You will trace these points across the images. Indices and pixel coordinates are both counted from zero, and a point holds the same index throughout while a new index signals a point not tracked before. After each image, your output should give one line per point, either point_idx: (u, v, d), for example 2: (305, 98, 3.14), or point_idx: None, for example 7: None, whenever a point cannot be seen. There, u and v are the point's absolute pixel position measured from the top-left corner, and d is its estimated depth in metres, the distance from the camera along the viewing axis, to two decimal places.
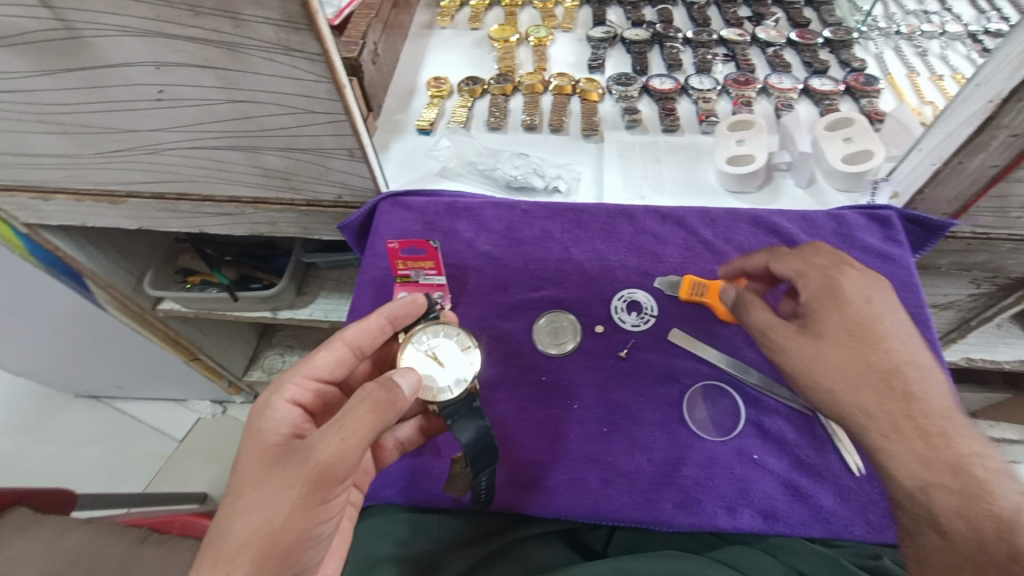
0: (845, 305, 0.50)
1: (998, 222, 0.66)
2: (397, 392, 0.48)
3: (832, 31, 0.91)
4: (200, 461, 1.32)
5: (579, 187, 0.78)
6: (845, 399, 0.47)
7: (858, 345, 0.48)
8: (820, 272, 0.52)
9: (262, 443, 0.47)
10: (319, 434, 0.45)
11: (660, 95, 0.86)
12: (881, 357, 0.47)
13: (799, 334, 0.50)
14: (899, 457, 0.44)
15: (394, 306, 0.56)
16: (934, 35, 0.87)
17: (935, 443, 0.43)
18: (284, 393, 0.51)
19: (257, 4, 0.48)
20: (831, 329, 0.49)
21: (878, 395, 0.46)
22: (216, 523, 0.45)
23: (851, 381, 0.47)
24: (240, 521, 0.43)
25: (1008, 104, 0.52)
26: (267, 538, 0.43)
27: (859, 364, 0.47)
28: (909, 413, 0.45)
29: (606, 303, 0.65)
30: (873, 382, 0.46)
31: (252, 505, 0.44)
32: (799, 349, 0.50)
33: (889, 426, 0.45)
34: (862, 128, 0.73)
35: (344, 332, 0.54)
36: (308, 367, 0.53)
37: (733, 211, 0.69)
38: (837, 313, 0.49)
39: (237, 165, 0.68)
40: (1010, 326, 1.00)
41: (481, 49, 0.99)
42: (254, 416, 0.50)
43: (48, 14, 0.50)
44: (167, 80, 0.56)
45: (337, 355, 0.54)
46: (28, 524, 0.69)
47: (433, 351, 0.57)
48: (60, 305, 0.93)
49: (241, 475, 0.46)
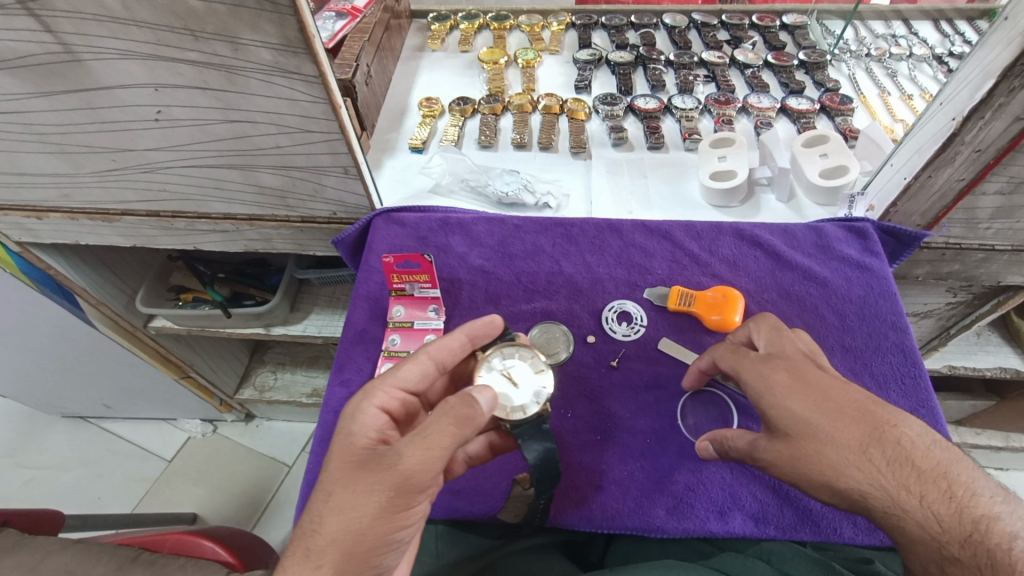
0: (788, 388, 0.47)
1: (969, 233, 0.69)
2: (478, 409, 0.48)
3: (806, 53, 0.96)
4: (186, 484, 1.28)
5: (568, 202, 0.80)
6: (841, 487, 0.43)
7: (822, 428, 0.45)
8: (752, 365, 0.51)
9: (349, 444, 0.47)
10: (407, 443, 0.45)
11: (644, 113, 0.89)
12: (849, 425, 0.44)
13: (771, 449, 0.48)
14: (910, 530, 0.41)
15: (476, 325, 0.56)
16: (902, 58, 0.95)
17: (945, 507, 0.40)
18: (372, 399, 0.50)
19: (256, 29, 0.50)
20: (791, 427, 0.46)
21: (868, 473, 0.42)
22: (303, 518, 0.45)
23: (836, 465, 0.43)
24: (329, 521, 0.44)
25: (969, 122, 0.55)
26: (354, 538, 0.43)
27: (831, 445, 0.44)
28: (906, 479, 0.41)
29: (596, 314, 0.67)
30: (853, 450, 0.43)
31: (341, 505, 0.44)
32: (778, 466, 0.47)
33: (894, 502, 0.41)
34: (836, 145, 0.77)
35: (429, 347, 0.54)
36: (393, 377, 0.52)
37: (717, 225, 0.72)
38: (784, 399, 0.47)
39: (232, 183, 0.69)
40: (989, 335, 1.03)
41: (471, 70, 1.02)
42: (343, 416, 0.50)
43: (50, 38, 0.52)
44: (165, 101, 0.58)
45: (422, 368, 0.53)
46: (16, 545, 0.65)
47: (511, 372, 0.57)
48: (51, 323, 0.93)
49: (327, 475, 0.46)
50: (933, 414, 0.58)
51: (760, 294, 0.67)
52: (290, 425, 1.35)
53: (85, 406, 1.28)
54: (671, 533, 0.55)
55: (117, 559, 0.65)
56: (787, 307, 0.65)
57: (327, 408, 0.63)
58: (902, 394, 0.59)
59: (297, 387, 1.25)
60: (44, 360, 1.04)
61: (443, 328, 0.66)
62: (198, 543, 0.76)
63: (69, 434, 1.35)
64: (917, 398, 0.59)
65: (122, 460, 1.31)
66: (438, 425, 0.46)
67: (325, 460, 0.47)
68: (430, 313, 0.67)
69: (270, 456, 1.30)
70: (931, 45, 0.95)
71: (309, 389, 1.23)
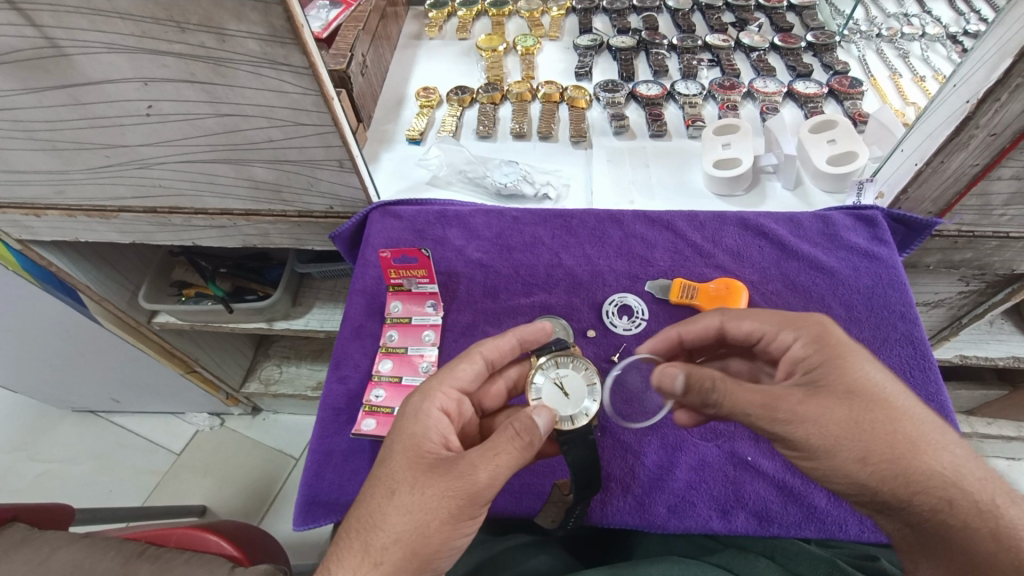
0: (857, 356, 0.48)
1: (983, 220, 0.67)
2: (538, 432, 0.46)
3: (814, 35, 0.93)
4: (194, 476, 1.29)
5: (568, 193, 0.79)
6: (916, 471, 0.43)
7: (898, 409, 0.45)
8: (808, 324, 0.51)
9: (415, 445, 0.47)
10: (476, 452, 0.45)
11: (646, 100, 0.86)
12: (911, 408, 0.46)
13: (812, 399, 0.45)
14: (990, 530, 0.42)
15: (527, 329, 0.55)
16: (914, 38, 0.92)
17: (987, 505, 0.43)
18: (434, 401, 0.50)
19: (241, 20, 0.49)
20: (855, 389, 0.46)
21: (947, 464, 0.44)
22: (364, 512, 0.45)
23: (915, 449, 0.44)
24: (393, 519, 0.43)
25: (984, 104, 0.53)
26: (417, 540, 0.43)
27: (907, 426, 0.45)
28: (979, 477, 0.44)
29: (597, 307, 0.66)
30: (915, 430, 0.45)
31: (407, 506, 0.44)
32: (820, 419, 0.45)
33: (969, 497, 0.43)
34: (844, 131, 0.74)
35: (482, 346, 0.53)
36: (451, 378, 0.52)
37: (721, 214, 0.70)
38: (856, 365, 0.47)
39: (226, 178, 0.68)
40: (1003, 323, 1.00)
41: (470, 59, 1.00)
42: (407, 415, 0.49)
43: (35, 32, 0.51)
44: (155, 95, 0.57)
45: (476, 368, 0.53)
46: (24, 541, 0.65)
47: (564, 383, 0.56)
48: (55, 319, 0.93)
49: (392, 472, 0.46)
50: (942, 409, 0.57)
51: (764, 285, 0.65)
52: (296, 418, 1.35)
53: (93, 400, 1.29)
54: (673, 530, 0.54)
55: (123, 552, 0.64)
56: (793, 299, 0.64)
57: (326, 404, 0.62)
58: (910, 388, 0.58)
59: (301, 380, 1.25)
60: (50, 355, 1.05)
61: (442, 323, 0.66)
62: (203, 537, 0.75)
63: (79, 429, 1.37)
64: (925, 391, 0.57)
65: (131, 454, 1.32)
66: (506, 436, 0.46)
67: (388, 458, 0.47)
68: (428, 308, 0.66)
69: (276, 449, 1.31)
70: (945, 24, 0.92)
71: (314, 382, 1.23)
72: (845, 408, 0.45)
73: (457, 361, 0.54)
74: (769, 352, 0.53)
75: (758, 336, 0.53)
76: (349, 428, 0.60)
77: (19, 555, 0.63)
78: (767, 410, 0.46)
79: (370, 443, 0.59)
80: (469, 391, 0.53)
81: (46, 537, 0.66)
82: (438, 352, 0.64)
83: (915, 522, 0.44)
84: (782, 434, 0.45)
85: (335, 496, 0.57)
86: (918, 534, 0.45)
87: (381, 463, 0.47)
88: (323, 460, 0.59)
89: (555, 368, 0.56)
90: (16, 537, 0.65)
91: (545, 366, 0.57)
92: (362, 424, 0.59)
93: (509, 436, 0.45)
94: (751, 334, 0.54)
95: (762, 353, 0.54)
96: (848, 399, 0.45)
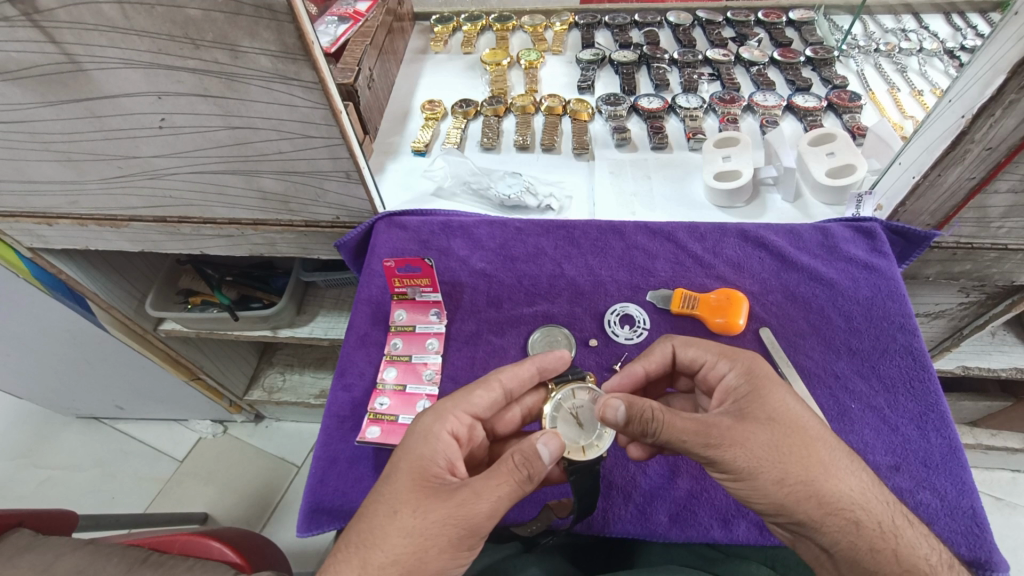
0: (780, 384, 0.51)
1: (981, 232, 0.68)
2: (538, 464, 0.46)
3: (813, 50, 0.94)
4: (197, 483, 1.29)
5: (571, 204, 0.80)
6: (831, 494, 0.46)
7: (815, 436, 0.48)
8: (738, 353, 0.54)
9: (420, 466, 0.48)
10: (479, 480, 0.45)
11: (648, 113, 0.88)
12: (828, 435, 0.48)
13: (739, 425, 0.47)
14: (892, 550, 0.45)
15: (548, 358, 0.55)
16: (912, 53, 0.93)
17: (888, 526, 0.46)
18: (446, 424, 0.50)
19: (254, 37, 0.51)
20: (776, 416, 0.48)
21: (856, 487, 0.46)
22: (364, 527, 0.45)
23: (830, 472, 0.46)
24: (393, 540, 0.44)
25: (978, 120, 0.54)
26: (415, 563, 0.44)
27: (824, 452, 0.47)
28: (881, 501, 0.47)
29: (599, 317, 0.67)
30: (831, 454, 0.47)
31: (408, 528, 0.44)
32: (748, 444, 0.46)
33: (875, 520, 0.46)
34: (843, 144, 0.76)
35: (502, 375, 0.54)
36: (465, 403, 0.52)
37: (721, 226, 0.71)
38: (779, 394, 0.50)
39: (235, 188, 0.70)
40: (1004, 334, 1.00)
41: (474, 72, 1.02)
42: (416, 435, 0.50)
43: (54, 49, 0.52)
44: (168, 109, 0.58)
45: (493, 396, 0.53)
46: (31, 545, 0.65)
47: (580, 414, 0.55)
48: (63, 326, 0.94)
49: (395, 491, 0.47)
50: (942, 419, 0.57)
51: (765, 296, 0.66)
52: (300, 426, 1.36)
53: (98, 407, 1.30)
54: (674, 540, 0.55)
55: (128, 558, 0.64)
56: (793, 310, 0.65)
57: (331, 411, 0.63)
58: (911, 398, 0.58)
59: (305, 388, 1.25)
60: (57, 362, 1.06)
61: (447, 332, 0.66)
62: (206, 544, 0.75)
63: (83, 435, 1.38)
64: (926, 401, 0.58)
65: (134, 461, 1.33)
66: (509, 468, 0.46)
67: (393, 476, 0.48)
68: (432, 317, 0.67)
69: (278, 457, 1.31)
70: (942, 39, 0.93)
71: (316, 391, 1.24)
72: (768, 435, 0.47)
73: (474, 385, 0.54)
74: (708, 381, 0.56)
75: (699, 364, 0.56)
76: (354, 436, 0.61)
77: (25, 561, 0.64)
78: (701, 436, 0.47)
79: (375, 449, 0.60)
80: (482, 416, 0.54)
81: (52, 542, 0.67)
82: (443, 361, 0.65)
83: (828, 545, 0.46)
84: (713, 458, 0.47)
85: (340, 503, 0.57)
86: (830, 556, 0.47)
87: (385, 481, 0.48)
88: (328, 467, 0.59)
89: (571, 399, 0.56)
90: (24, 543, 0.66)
91: (562, 399, 0.56)
92: (367, 430, 0.60)
93: (512, 468, 0.46)
94: (699, 362, 0.55)
95: (703, 384, 0.56)
96: (770, 424, 0.48)
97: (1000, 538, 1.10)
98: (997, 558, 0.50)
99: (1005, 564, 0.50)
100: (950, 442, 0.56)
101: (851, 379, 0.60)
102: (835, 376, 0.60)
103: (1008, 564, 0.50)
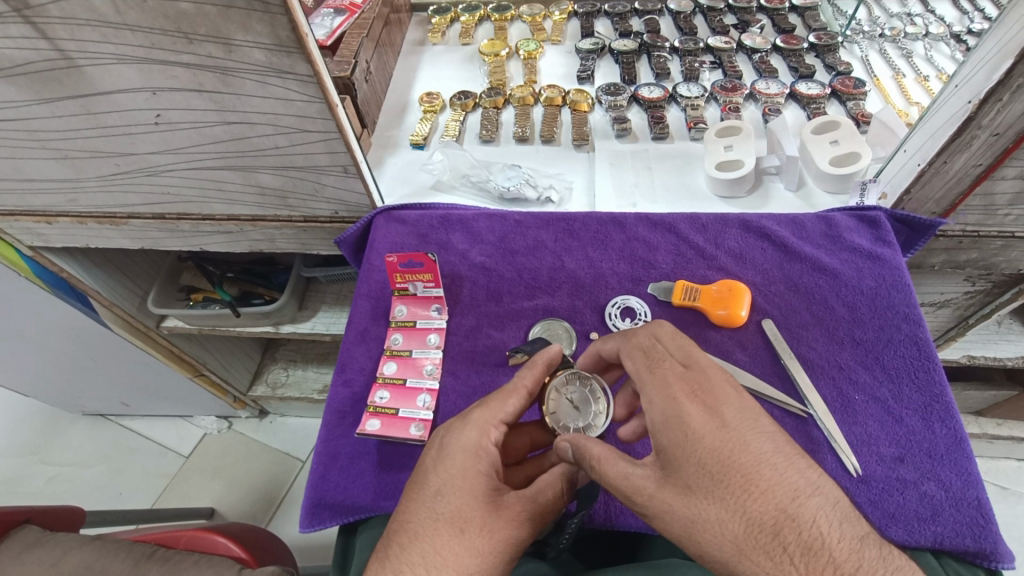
0: (698, 441, 0.42)
1: (987, 219, 0.67)
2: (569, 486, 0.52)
3: (817, 36, 0.92)
4: (202, 478, 1.30)
5: (571, 196, 0.79)
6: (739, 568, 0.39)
7: (731, 499, 0.40)
8: (659, 394, 0.45)
9: (476, 485, 0.47)
10: (529, 500, 0.48)
11: (648, 103, 0.87)
12: (748, 498, 0.39)
13: (655, 492, 0.43)
14: None
15: (557, 357, 0.54)
16: (917, 37, 0.92)
17: None
18: (489, 439, 0.49)
19: (246, 30, 0.50)
20: (689, 478, 0.42)
21: (786, 550, 0.38)
22: (430, 548, 0.44)
23: (739, 544, 0.39)
24: (464, 561, 0.43)
25: (985, 105, 0.53)
26: None
27: (739, 522, 0.39)
28: None
29: (600, 311, 0.66)
30: (745, 520, 0.39)
31: (479, 549, 0.44)
32: (659, 513, 0.42)
33: None
34: (847, 131, 0.75)
35: (530, 383, 0.52)
36: (503, 414, 0.50)
37: (722, 216, 0.70)
38: (693, 455, 0.42)
39: (233, 183, 0.69)
40: (1011, 323, 0.99)
41: (473, 63, 1.01)
42: (465, 449, 0.48)
43: (47, 45, 0.52)
44: (163, 105, 0.58)
45: (524, 407, 0.52)
46: (37, 541, 0.66)
47: (574, 397, 0.56)
48: (65, 325, 0.95)
49: (456, 510, 0.45)
50: (947, 409, 0.56)
51: (767, 287, 0.65)
52: (303, 421, 1.36)
53: (103, 404, 1.30)
54: None
55: (133, 554, 0.64)
56: (796, 301, 0.64)
57: (331, 407, 0.63)
58: (915, 389, 0.58)
59: (309, 384, 1.26)
60: (62, 360, 1.06)
61: (447, 326, 0.66)
62: (211, 539, 0.75)
63: (90, 432, 1.38)
64: (931, 391, 0.57)
65: (140, 456, 1.34)
66: (554, 488, 0.50)
67: (449, 496, 0.46)
68: (433, 311, 0.66)
69: (283, 451, 1.32)
70: (949, 23, 0.92)
71: (320, 385, 1.24)
72: (676, 499, 0.42)
73: (503, 393, 0.52)
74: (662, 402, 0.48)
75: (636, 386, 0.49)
76: (354, 431, 0.61)
77: (32, 557, 0.64)
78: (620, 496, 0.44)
79: (376, 444, 0.60)
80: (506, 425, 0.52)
81: (57, 539, 0.67)
82: (443, 356, 0.65)
83: None
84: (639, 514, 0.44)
85: (340, 498, 0.57)
86: None
87: (438, 498, 0.46)
88: (330, 462, 0.59)
89: (564, 385, 0.56)
90: (30, 539, 0.66)
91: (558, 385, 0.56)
92: (367, 425, 0.60)
93: (558, 490, 0.50)
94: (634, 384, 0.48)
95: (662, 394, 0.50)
96: (678, 492, 0.42)
97: (1006, 527, 1.09)
98: (1003, 549, 0.50)
99: (1010, 555, 0.49)
100: (955, 434, 0.55)
101: (856, 370, 0.59)
102: (840, 367, 0.60)
103: (1014, 555, 0.49)
